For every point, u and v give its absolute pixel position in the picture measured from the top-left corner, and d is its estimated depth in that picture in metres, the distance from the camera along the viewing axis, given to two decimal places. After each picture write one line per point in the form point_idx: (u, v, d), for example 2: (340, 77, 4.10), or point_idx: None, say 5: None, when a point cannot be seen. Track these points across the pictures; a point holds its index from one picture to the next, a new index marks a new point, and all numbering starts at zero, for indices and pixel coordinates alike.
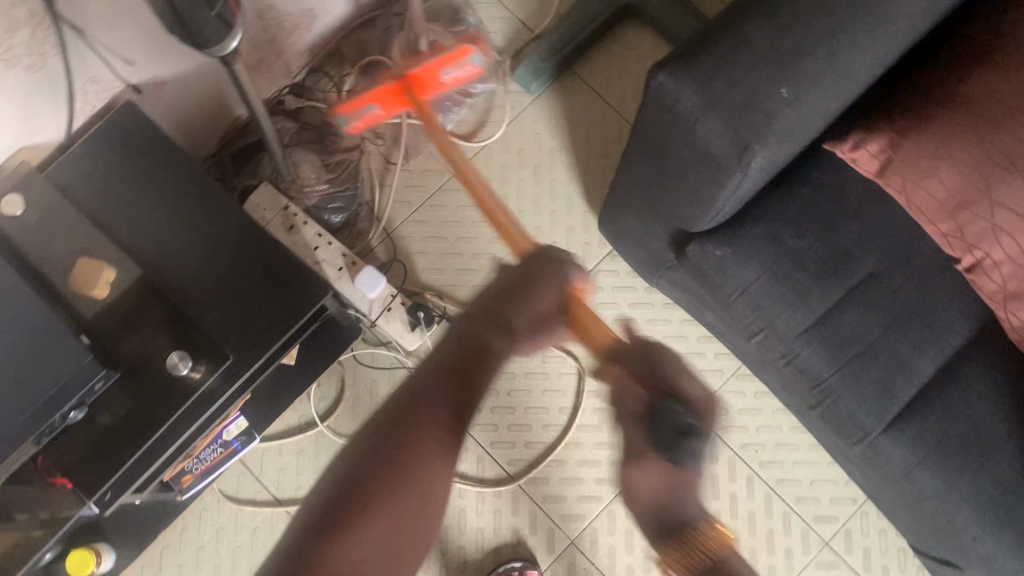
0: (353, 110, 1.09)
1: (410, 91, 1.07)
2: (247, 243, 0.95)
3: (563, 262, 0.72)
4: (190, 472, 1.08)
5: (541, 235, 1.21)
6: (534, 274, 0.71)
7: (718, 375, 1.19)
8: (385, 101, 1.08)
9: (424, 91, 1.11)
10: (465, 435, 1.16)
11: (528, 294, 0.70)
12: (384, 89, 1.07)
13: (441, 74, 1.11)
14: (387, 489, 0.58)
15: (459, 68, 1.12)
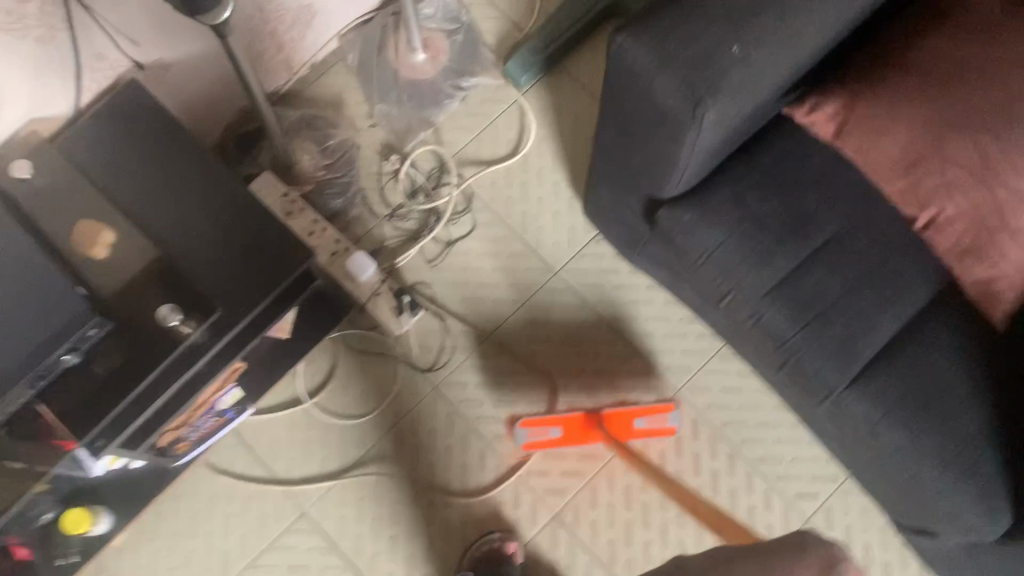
0: (540, 427, 1.16)
1: (599, 426, 1.16)
2: (234, 208, 0.98)
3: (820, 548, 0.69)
4: (185, 440, 1.11)
5: (529, 220, 1.26)
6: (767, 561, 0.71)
7: (700, 355, 1.21)
8: (570, 431, 1.16)
9: (613, 433, 1.16)
10: (452, 411, 1.19)
11: None
12: (575, 418, 1.16)
13: (634, 423, 1.16)
14: None
15: (656, 423, 1.16)
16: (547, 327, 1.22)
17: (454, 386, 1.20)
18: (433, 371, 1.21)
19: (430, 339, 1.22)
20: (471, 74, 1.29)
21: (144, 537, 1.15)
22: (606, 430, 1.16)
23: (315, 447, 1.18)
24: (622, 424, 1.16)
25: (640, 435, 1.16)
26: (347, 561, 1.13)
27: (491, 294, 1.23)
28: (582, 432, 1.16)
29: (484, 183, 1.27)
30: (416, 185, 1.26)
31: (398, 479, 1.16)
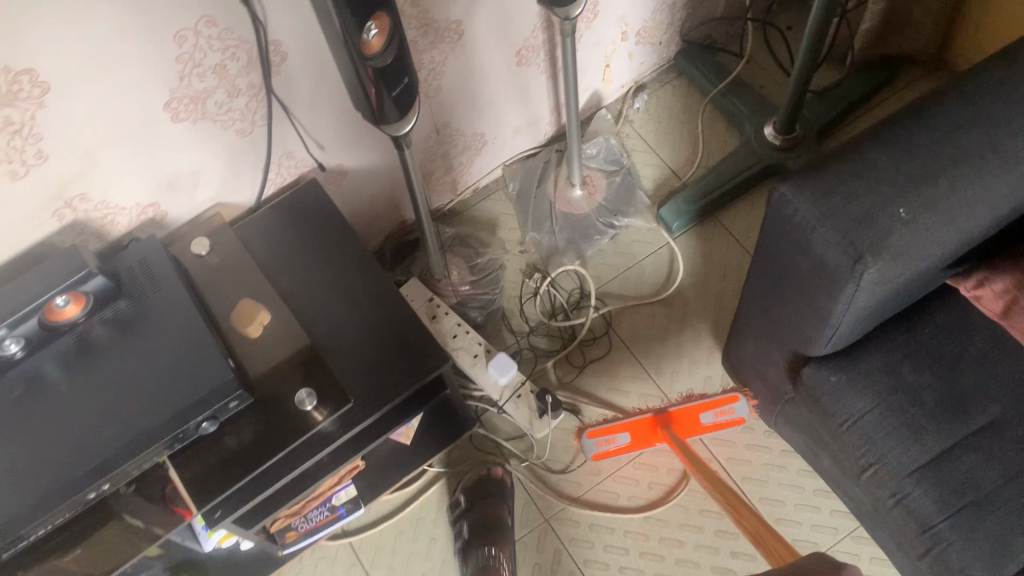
0: (605, 435, 1.11)
1: (665, 427, 1.11)
2: (387, 305, 1.03)
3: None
4: (295, 529, 1.12)
5: (664, 363, 1.24)
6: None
7: (832, 534, 1.13)
8: (637, 436, 1.11)
9: (681, 431, 1.11)
10: (560, 547, 1.15)
11: None
12: (642, 423, 1.10)
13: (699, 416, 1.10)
14: None
15: (724, 414, 1.10)
16: (665, 472, 1.19)
17: (566, 522, 1.17)
18: (546, 502, 1.18)
19: (548, 464, 1.21)
20: (625, 214, 1.33)
21: None
22: (671, 427, 1.10)
23: (417, 560, 1.16)
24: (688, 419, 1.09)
25: (708, 429, 1.11)
26: None
27: None
28: (648, 434, 1.11)
29: (624, 319, 1.27)
30: (556, 306, 1.28)
31: None
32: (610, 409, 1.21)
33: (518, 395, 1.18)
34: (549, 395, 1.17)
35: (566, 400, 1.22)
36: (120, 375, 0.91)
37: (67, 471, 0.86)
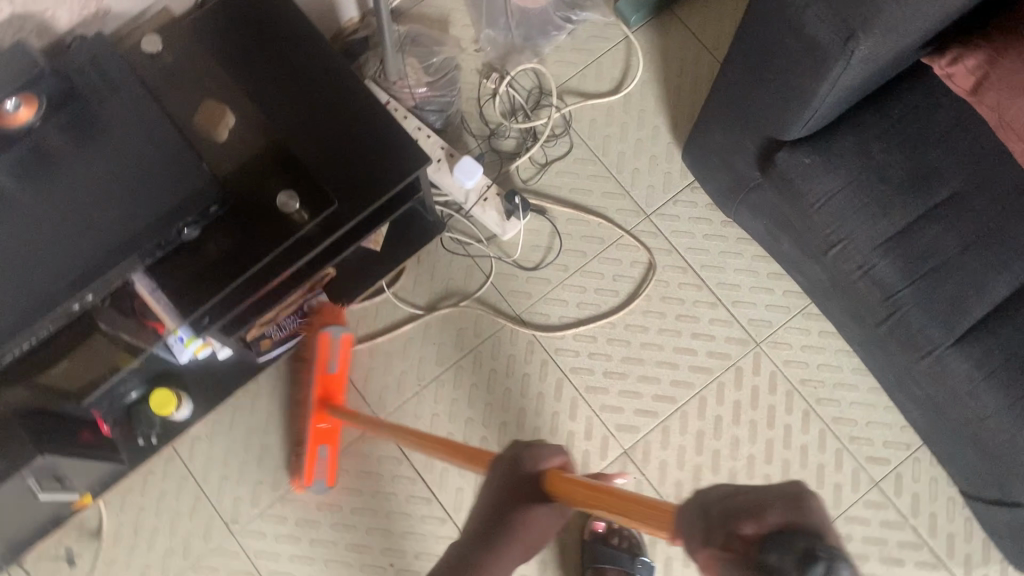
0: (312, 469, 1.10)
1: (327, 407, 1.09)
2: (355, 104, 0.98)
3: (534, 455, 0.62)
4: (269, 338, 1.12)
5: (625, 159, 1.26)
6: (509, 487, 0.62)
7: (784, 312, 1.21)
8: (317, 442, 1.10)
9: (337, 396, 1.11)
10: (532, 340, 1.20)
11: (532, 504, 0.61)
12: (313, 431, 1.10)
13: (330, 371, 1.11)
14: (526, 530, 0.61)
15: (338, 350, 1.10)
16: (631, 266, 1.22)
17: (537, 316, 1.21)
18: (516, 299, 1.22)
19: (517, 263, 1.23)
20: (581, 8, 1.29)
21: (220, 427, 1.16)
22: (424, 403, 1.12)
23: (394, 360, 1.19)
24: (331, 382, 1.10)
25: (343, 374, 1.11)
26: (417, 473, 1.15)
27: (582, 228, 1.23)
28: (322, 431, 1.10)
29: (583, 117, 1.27)
30: (516, 106, 1.26)
31: (474, 400, 1.18)
32: (576, 209, 1.24)
33: (483, 199, 1.18)
34: (516, 197, 1.19)
35: (531, 200, 1.23)
36: (89, 181, 0.87)
37: (50, 281, 0.84)
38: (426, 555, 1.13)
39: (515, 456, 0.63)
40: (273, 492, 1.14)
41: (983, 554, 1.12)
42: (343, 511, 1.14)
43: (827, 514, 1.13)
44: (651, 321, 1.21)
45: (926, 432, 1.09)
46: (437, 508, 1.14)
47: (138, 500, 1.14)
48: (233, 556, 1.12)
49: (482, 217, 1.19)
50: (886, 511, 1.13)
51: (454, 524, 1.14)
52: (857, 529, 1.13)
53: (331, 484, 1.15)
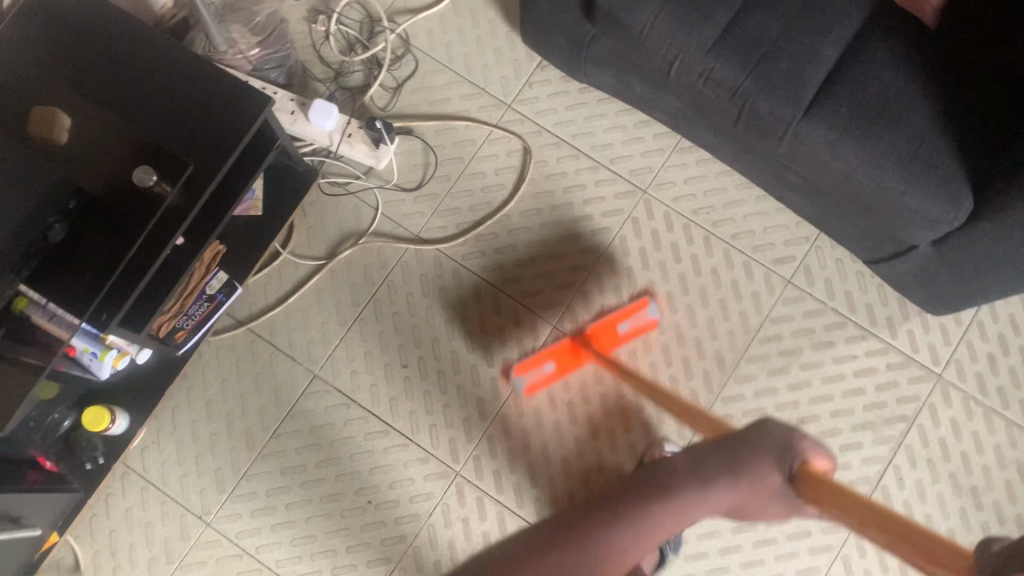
0: (531, 366, 1.15)
1: (587, 347, 1.16)
2: (183, 68, 0.99)
3: (801, 438, 0.71)
4: (182, 329, 1.10)
5: (471, 60, 1.28)
6: (767, 441, 0.70)
7: (660, 155, 1.25)
8: (563, 361, 1.16)
9: (603, 347, 1.17)
10: (437, 255, 1.22)
11: (756, 463, 0.68)
12: (563, 348, 1.16)
13: (617, 327, 1.16)
14: (716, 480, 0.68)
15: (637, 320, 1.16)
16: (509, 156, 1.25)
17: (435, 230, 1.22)
18: (411, 221, 1.23)
19: (400, 186, 1.24)
20: None
21: (164, 430, 1.17)
22: (595, 347, 1.16)
23: (311, 314, 1.20)
24: (609, 336, 1.15)
25: (627, 335, 1.17)
26: (367, 411, 1.17)
27: (452, 134, 1.25)
28: (572, 357, 1.16)
29: (420, 33, 1.28)
30: (352, 41, 1.27)
31: (400, 326, 1.19)
32: (439, 118, 1.25)
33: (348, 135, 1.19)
34: (377, 124, 1.17)
35: (395, 124, 1.24)
36: None
37: None
38: (400, 483, 1.15)
39: (788, 432, 0.71)
40: (235, 474, 1.15)
41: (901, 312, 1.19)
42: (309, 469, 1.16)
43: (751, 323, 1.20)
44: (543, 202, 1.24)
45: (816, 218, 1.15)
46: (397, 437, 1.16)
47: (107, 523, 1.14)
48: (215, 544, 1.14)
49: (352, 153, 1.20)
50: (804, 303, 1.20)
51: (417, 446, 1.16)
52: (784, 328, 1.19)
53: (289, 448, 1.16)
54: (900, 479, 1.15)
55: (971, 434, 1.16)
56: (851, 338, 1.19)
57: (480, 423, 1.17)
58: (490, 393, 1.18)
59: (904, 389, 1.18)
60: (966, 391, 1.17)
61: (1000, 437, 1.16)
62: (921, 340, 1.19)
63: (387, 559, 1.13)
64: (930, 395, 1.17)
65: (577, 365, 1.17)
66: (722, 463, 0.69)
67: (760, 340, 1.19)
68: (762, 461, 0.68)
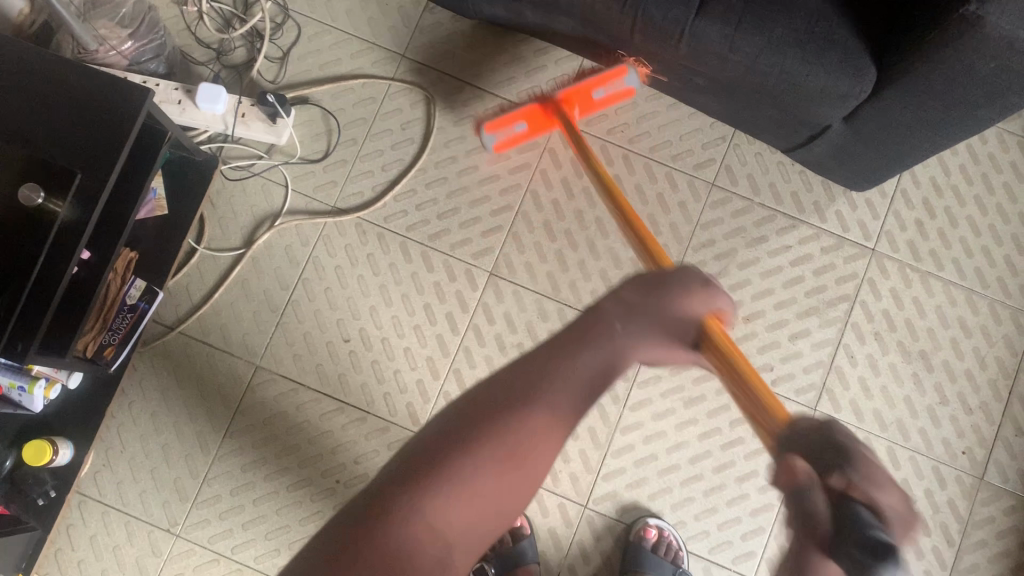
0: (503, 128, 1.16)
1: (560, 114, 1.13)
2: (51, 74, 0.92)
3: (699, 284, 0.68)
4: (110, 345, 1.05)
5: (355, 15, 1.23)
6: (680, 291, 0.67)
7: (565, 81, 1.22)
8: (534, 123, 1.16)
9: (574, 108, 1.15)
10: (358, 223, 1.18)
11: (670, 298, 0.67)
12: (535, 110, 1.15)
13: (593, 94, 1.13)
14: (606, 340, 0.64)
15: (612, 89, 1.14)
16: (412, 108, 1.21)
17: (351, 197, 1.19)
18: (325, 192, 1.19)
19: (306, 158, 1.20)
20: None
21: (113, 451, 1.13)
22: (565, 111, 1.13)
23: (241, 305, 1.16)
24: (580, 97, 1.13)
25: (602, 102, 1.16)
26: (318, 391, 1.14)
27: (349, 95, 1.21)
28: (544, 118, 1.16)
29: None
30: (227, 17, 1.22)
31: (334, 301, 1.16)
32: (334, 82, 1.21)
33: (241, 114, 1.15)
34: (269, 96, 1.13)
35: (288, 94, 1.20)
36: None
37: None
38: (365, 456, 1.13)
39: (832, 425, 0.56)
40: (195, 479, 1.12)
41: (827, 195, 1.20)
42: (270, 461, 1.13)
43: (683, 232, 1.19)
44: (455, 149, 1.21)
45: (730, 116, 1.14)
46: (353, 411, 1.14)
47: (73, 555, 1.10)
48: (190, 554, 1.11)
49: (250, 132, 1.16)
50: (732, 203, 1.20)
51: (375, 416, 1.14)
52: (716, 231, 1.19)
53: (245, 444, 1.13)
54: (852, 357, 1.17)
55: (912, 301, 1.18)
56: (782, 229, 1.19)
57: (434, 382, 1.15)
58: (439, 350, 1.16)
59: (841, 269, 1.19)
60: (901, 260, 1.19)
61: (939, 299, 1.18)
62: (850, 218, 1.20)
63: None
64: (867, 270, 1.19)
65: (546, 127, 1.18)
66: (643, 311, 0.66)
67: (694, 247, 1.19)
68: (661, 316, 0.66)
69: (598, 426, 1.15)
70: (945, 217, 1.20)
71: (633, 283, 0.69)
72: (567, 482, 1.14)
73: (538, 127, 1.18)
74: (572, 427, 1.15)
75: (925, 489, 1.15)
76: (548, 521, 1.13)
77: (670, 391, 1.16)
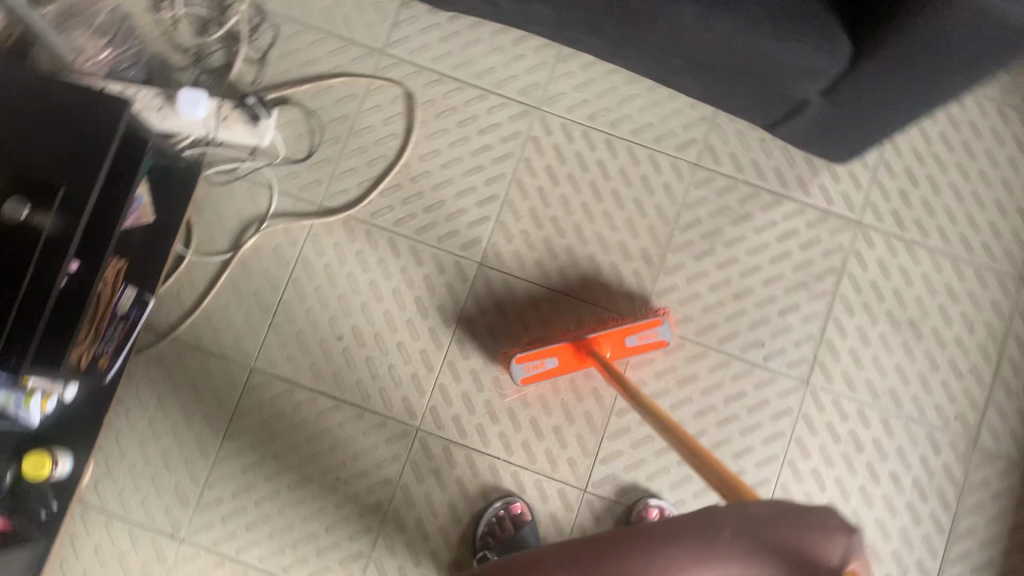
0: (533, 360, 1.09)
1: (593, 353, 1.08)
2: (30, 90, 0.93)
3: (841, 535, 0.53)
4: (105, 354, 1.06)
5: (332, 13, 1.23)
6: (817, 529, 0.54)
7: (544, 68, 1.22)
8: (565, 358, 1.10)
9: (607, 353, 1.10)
10: (344, 220, 1.18)
11: (823, 535, 0.53)
12: (565, 348, 1.10)
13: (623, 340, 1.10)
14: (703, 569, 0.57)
15: (647, 338, 1.10)
16: (394, 103, 1.21)
17: (337, 195, 1.19)
18: (310, 192, 1.19)
19: (290, 159, 1.20)
20: None
21: (112, 460, 1.13)
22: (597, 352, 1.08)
23: (233, 309, 1.17)
24: (612, 343, 1.09)
25: (632, 352, 1.11)
26: (313, 391, 1.15)
27: (330, 93, 1.21)
28: (576, 361, 1.10)
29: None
30: (205, 21, 1.21)
31: (325, 299, 1.17)
32: (314, 81, 1.21)
33: (223, 117, 1.15)
34: (250, 101, 1.14)
35: (269, 95, 1.20)
36: None
37: None
38: (364, 452, 1.14)
39: None
40: (196, 484, 1.13)
41: (810, 169, 1.21)
42: (269, 463, 1.14)
43: (669, 214, 1.20)
44: (439, 141, 1.21)
45: (712, 95, 1.14)
46: (350, 409, 1.15)
47: (79, 565, 1.11)
48: (195, 558, 1.12)
49: (233, 135, 1.16)
50: (716, 182, 1.21)
51: (372, 412, 1.15)
52: (701, 212, 1.20)
53: (244, 446, 1.14)
54: (842, 329, 1.18)
55: (899, 270, 1.19)
56: (767, 206, 1.20)
57: (429, 375, 1.16)
58: (432, 344, 1.17)
59: (828, 242, 1.19)
60: (886, 230, 1.20)
61: (926, 266, 1.19)
62: (833, 191, 1.20)
63: (369, 530, 1.13)
64: (853, 242, 1.20)
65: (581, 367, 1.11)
66: (767, 535, 0.55)
67: (681, 228, 1.20)
68: (784, 549, 0.53)
69: (594, 410, 1.16)
70: (928, 184, 1.21)
71: (780, 504, 0.58)
72: (565, 467, 1.15)
73: (569, 373, 1.12)
74: (568, 413, 1.16)
75: (919, 456, 1.16)
76: (548, 507, 1.14)
77: (664, 371, 1.17)
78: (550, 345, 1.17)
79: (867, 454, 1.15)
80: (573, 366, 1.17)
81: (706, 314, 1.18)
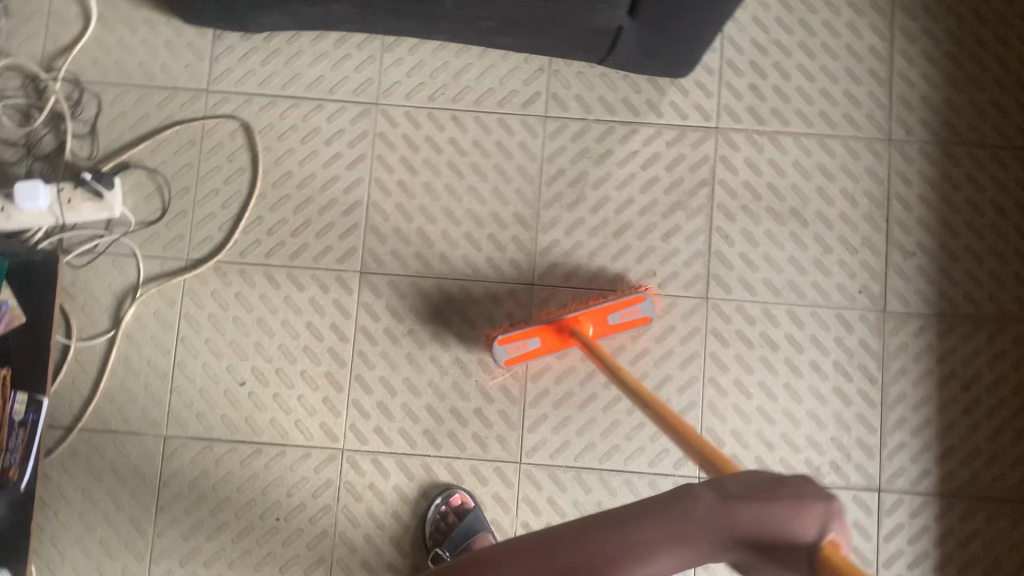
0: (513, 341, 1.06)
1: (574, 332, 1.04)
2: None
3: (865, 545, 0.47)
4: (12, 466, 1.06)
5: (149, 66, 1.21)
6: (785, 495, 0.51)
7: (372, 62, 1.21)
8: (552, 341, 1.06)
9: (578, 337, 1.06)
10: (216, 267, 1.17)
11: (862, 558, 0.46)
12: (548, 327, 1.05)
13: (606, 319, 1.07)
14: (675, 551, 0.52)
15: (630, 314, 1.08)
16: (233, 138, 1.19)
17: (202, 244, 1.18)
18: (174, 249, 1.18)
19: (146, 222, 1.18)
20: None
21: (53, 563, 1.12)
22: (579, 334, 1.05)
23: (131, 384, 1.15)
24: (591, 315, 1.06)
25: (614, 328, 1.08)
26: (231, 441, 1.14)
27: (168, 146, 1.19)
28: (561, 340, 1.07)
29: (87, 67, 1.21)
30: (25, 109, 1.19)
31: (218, 349, 1.16)
32: (148, 139, 1.19)
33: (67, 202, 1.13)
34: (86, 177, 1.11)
35: (108, 166, 1.18)
36: None
37: None
38: (296, 486, 1.14)
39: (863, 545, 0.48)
40: (142, 563, 1.13)
41: (656, 89, 1.20)
42: (207, 522, 1.13)
43: (532, 171, 1.19)
44: (288, 163, 1.19)
45: (535, 47, 1.14)
46: (271, 449, 1.14)
47: None
48: None
49: (82, 216, 1.14)
50: (569, 127, 1.19)
51: (294, 446, 1.14)
52: (562, 160, 1.19)
53: (178, 513, 1.13)
54: (728, 237, 1.17)
55: (769, 164, 1.19)
56: (625, 137, 1.19)
57: (339, 394, 1.15)
58: (335, 363, 1.16)
59: (692, 156, 1.19)
60: (746, 129, 1.19)
61: (794, 154, 1.19)
62: (685, 105, 1.19)
63: (322, 560, 1.13)
64: (717, 149, 1.19)
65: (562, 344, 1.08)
66: (753, 500, 0.52)
67: (547, 182, 1.19)
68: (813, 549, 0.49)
69: (510, 383, 1.16)
70: (776, 72, 1.20)
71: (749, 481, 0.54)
72: (496, 446, 1.15)
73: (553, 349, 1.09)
74: (485, 393, 1.15)
75: (835, 339, 1.16)
76: (489, 488, 1.14)
77: None
78: (450, 333, 1.16)
79: (783, 351, 1.16)
80: (478, 346, 1.16)
81: (594, 259, 1.17)
